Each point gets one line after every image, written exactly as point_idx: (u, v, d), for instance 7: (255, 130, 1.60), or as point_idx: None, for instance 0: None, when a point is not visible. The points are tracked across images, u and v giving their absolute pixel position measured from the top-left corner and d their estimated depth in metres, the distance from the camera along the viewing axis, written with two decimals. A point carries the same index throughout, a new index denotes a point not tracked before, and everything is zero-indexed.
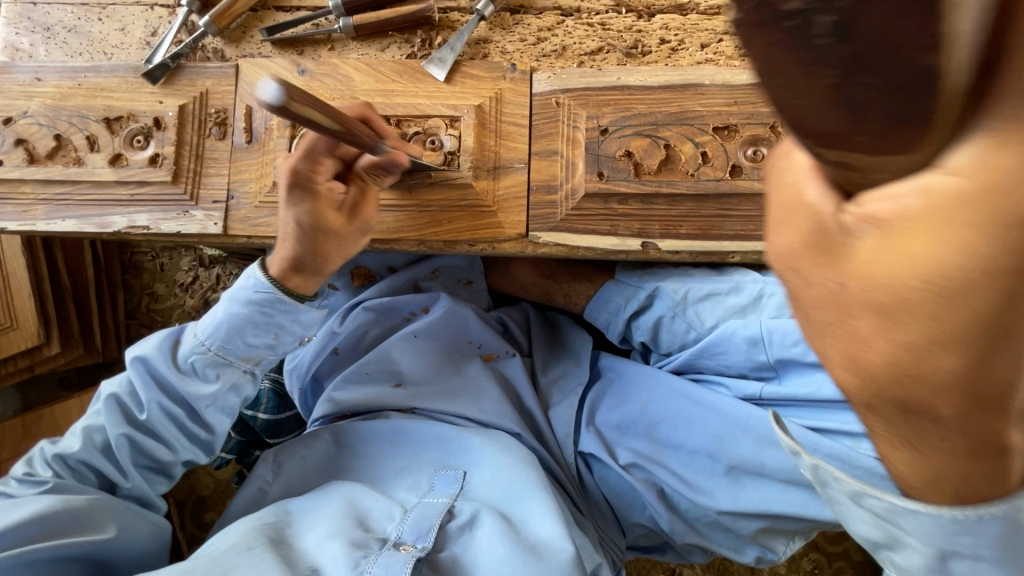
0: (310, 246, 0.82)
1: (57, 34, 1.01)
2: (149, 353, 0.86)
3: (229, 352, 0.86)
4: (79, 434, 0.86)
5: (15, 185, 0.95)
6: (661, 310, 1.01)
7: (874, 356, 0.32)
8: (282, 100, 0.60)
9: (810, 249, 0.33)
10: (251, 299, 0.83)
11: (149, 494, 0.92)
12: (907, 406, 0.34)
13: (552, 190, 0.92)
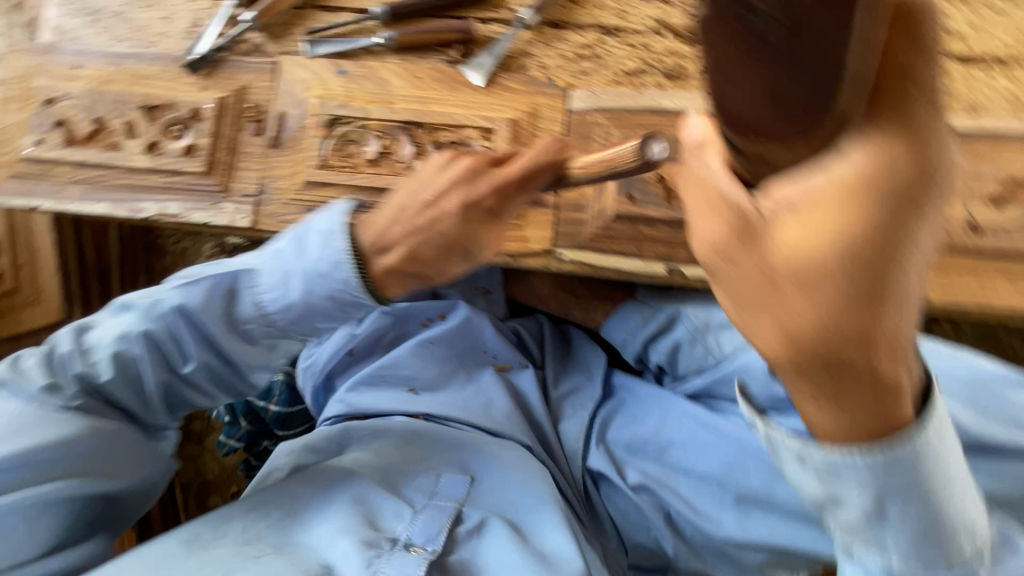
0: (435, 246, 0.75)
1: (103, 19, 1.02)
2: (196, 295, 0.72)
3: (291, 327, 0.75)
4: (108, 361, 0.75)
5: (52, 165, 0.97)
6: (681, 334, 1.02)
7: (801, 323, 0.46)
8: None
9: (736, 230, 0.50)
10: (330, 290, 0.72)
11: (169, 425, 0.87)
12: (828, 362, 0.47)
13: (581, 209, 0.92)
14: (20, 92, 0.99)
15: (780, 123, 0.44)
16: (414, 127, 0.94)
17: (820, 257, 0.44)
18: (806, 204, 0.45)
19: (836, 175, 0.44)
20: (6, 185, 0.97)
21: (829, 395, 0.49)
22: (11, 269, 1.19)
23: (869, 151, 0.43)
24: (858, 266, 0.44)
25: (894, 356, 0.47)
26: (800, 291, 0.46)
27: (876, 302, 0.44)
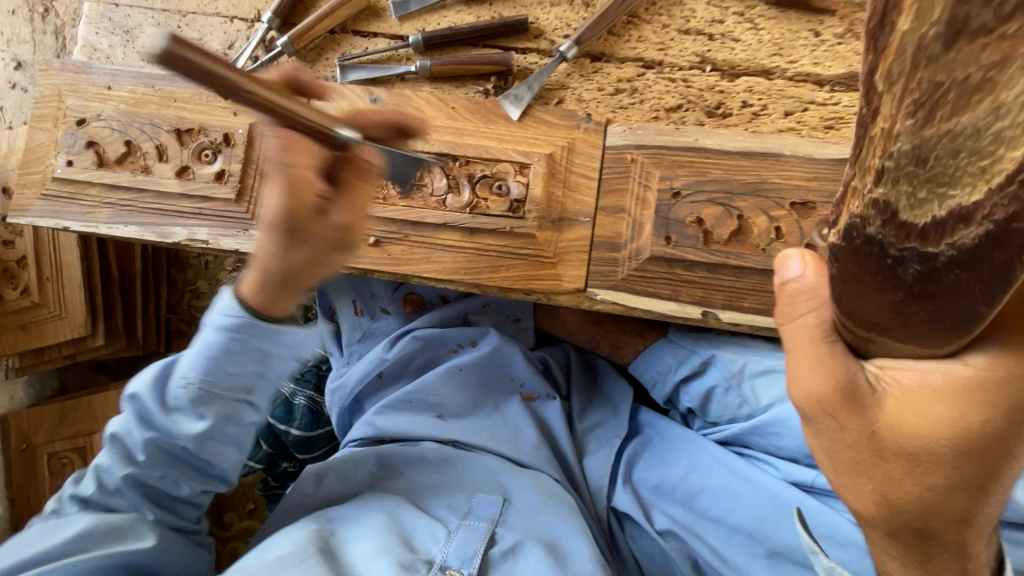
0: (282, 259, 0.72)
1: (136, 38, 1.01)
2: (138, 389, 0.86)
3: (214, 386, 0.84)
4: (90, 475, 0.90)
5: (83, 186, 0.96)
6: (715, 379, 1.01)
7: (904, 495, 0.59)
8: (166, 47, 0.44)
9: (845, 399, 0.56)
10: (224, 325, 0.81)
11: (180, 521, 0.94)
12: (913, 525, 0.61)
13: (616, 248, 0.90)
14: (51, 110, 0.98)
15: (902, 331, 0.45)
16: (448, 159, 0.92)
17: (925, 448, 0.56)
18: (927, 404, 0.53)
19: (962, 374, 0.50)
20: (36, 205, 0.96)
21: (914, 552, 0.64)
22: (36, 283, 1.18)
23: (990, 360, 0.49)
24: (960, 458, 0.56)
25: (971, 525, 0.61)
26: (908, 469, 0.57)
27: (965, 483, 0.57)
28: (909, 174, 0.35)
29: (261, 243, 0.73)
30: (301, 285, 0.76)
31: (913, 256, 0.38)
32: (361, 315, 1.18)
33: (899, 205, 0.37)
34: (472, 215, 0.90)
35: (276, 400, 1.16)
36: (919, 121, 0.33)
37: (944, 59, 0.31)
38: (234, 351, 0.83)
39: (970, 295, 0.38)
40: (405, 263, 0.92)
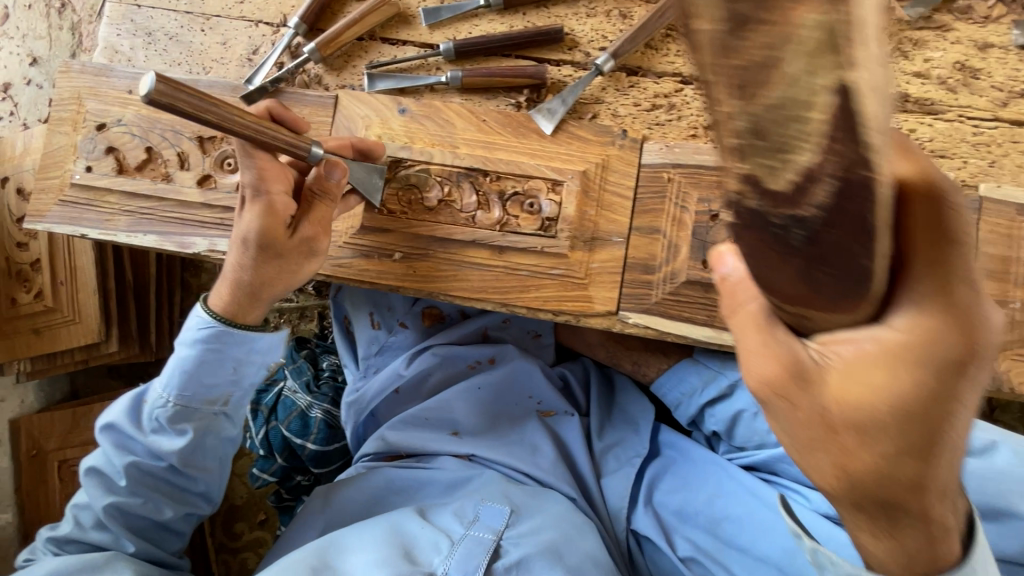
0: (256, 269, 0.81)
1: (158, 41, 0.98)
2: (113, 418, 0.89)
3: (191, 400, 0.86)
4: (71, 514, 0.90)
5: (101, 193, 0.93)
6: (743, 404, 0.97)
7: (859, 465, 0.51)
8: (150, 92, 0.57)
9: (789, 376, 0.49)
10: (197, 338, 0.84)
11: (162, 553, 0.92)
12: (881, 497, 0.52)
13: (650, 270, 0.87)
14: (71, 114, 0.96)
15: (823, 298, 0.41)
16: (478, 175, 0.89)
17: (881, 416, 0.48)
18: (868, 367, 0.45)
19: (896, 333, 0.44)
20: (53, 211, 0.94)
21: (883, 526, 0.55)
22: (49, 287, 1.16)
23: (916, 316, 0.44)
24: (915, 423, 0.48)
25: (940, 493, 0.53)
26: (862, 442, 0.49)
27: (925, 453, 0.49)
28: (758, 148, 0.34)
29: (234, 255, 0.83)
30: (272, 292, 0.84)
31: (792, 222, 0.37)
32: (378, 328, 1.13)
33: (760, 175, 0.36)
34: (502, 233, 0.88)
35: (291, 413, 1.12)
36: (743, 100, 0.32)
37: (741, 48, 0.31)
38: (210, 362, 0.85)
39: (855, 254, 0.36)
40: (432, 280, 0.89)
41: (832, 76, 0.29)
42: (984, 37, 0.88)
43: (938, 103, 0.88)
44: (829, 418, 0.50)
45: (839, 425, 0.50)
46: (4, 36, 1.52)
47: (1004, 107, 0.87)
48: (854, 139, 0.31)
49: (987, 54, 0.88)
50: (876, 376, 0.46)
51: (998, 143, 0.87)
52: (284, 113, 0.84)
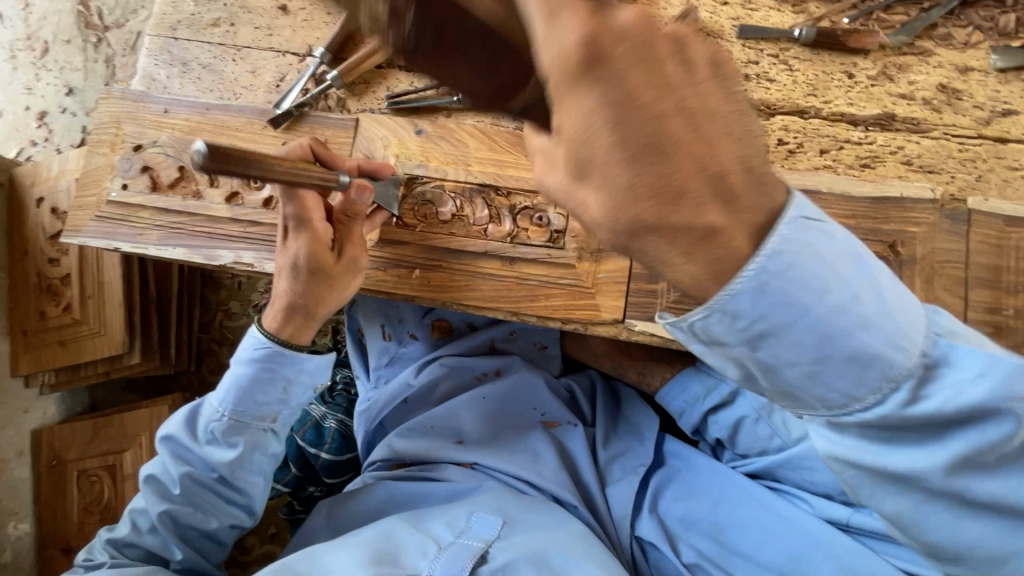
0: (307, 290, 0.87)
1: (193, 69, 1.06)
2: (172, 430, 0.92)
3: (243, 415, 0.90)
4: (126, 520, 0.94)
5: (135, 209, 0.99)
6: (744, 410, 0.98)
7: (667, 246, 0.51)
8: (202, 156, 0.63)
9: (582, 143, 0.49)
10: (253, 356, 0.88)
11: (205, 563, 0.97)
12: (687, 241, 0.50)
13: (654, 280, 0.91)
14: (109, 136, 1.03)
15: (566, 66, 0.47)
16: (490, 190, 0.94)
17: (593, 149, 0.48)
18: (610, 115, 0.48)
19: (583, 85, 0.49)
20: (89, 226, 0.99)
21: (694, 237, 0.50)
22: (78, 300, 1.21)
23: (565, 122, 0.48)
24: (625, 140, 0.47)
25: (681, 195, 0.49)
26: (607, 173, 0.48)
27: (651, 186, 0.48)
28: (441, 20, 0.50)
29: (285, 281, 0.88)
30: (322, 312, 0.90)
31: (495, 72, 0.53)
32: (390, 339, 1.16)
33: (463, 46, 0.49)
34: (512, 244, 0.92)
35: (306, 423, 1.16)
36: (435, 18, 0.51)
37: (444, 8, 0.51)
38: (264, 379, 0.89)
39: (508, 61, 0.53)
40: (445, 291, 0.93)
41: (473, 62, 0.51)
42: (965, 61, 0.94)
43: (924, 121, 0.93)
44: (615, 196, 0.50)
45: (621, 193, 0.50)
46: (43, 67, 1.61)
47: (987, 126, 0.92)
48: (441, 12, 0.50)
49: (968, 77, 0.94)
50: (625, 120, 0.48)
51: (983, 159, 0.92)
52: (324, 149, 0.88)
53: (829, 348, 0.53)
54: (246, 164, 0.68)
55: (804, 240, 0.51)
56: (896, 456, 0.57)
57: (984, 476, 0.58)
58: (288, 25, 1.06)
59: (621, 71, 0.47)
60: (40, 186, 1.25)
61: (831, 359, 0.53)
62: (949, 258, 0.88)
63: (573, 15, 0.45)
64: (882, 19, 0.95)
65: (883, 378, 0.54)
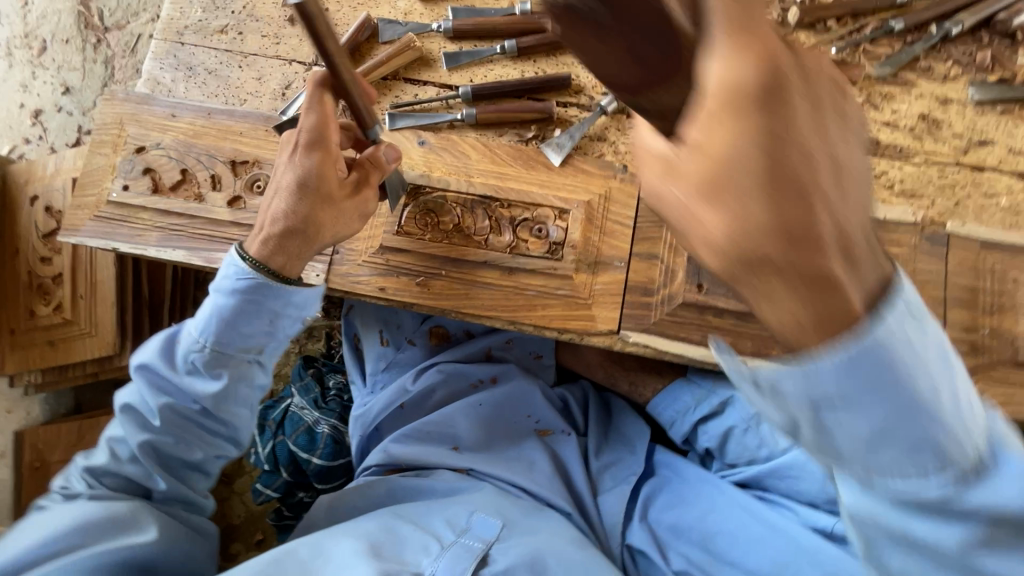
0: (309, 212, 0.85)
1: (198, 75, 1.07)
2: (148, 361, 0.89)
3: (227, 345, 0.86)
4: (104, 448, 0.92)
5: (135, 210, 0.99)
6: (734, 420, 1.01)
7: (713, 232, 0.46)
8: (301, 2, 0.67)
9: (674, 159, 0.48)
10: (236, 288, 0.84)
11: (187, 493, 0.95)
12: (751, 259, 0.44)
13: (649, 293, 0.93)
14: (112, 137, 1.03)
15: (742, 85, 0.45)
16: (491, 203, 0.97)
17: (730, 163, 0.45)
18: (704, 126, 0.46)
19: (737, 87, 0.45)
20: (88, 226, 0.99)
21: (763, 290, 0.45)
22: (70, 300, 1.20)
23: (728, 59, 0.45)
24: (767, 168, 0.44)
25: (815, 240, 0.43)
26: (736, 200, 0.44)
27: (798, 234, 0.43)
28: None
29: (285, 196, 0.85)
30: (321, 237, 0.87)
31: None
32: (387, 345, 1.17)
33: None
34: (512, 255, 0.94)
35: (299, 429, 1.16)
36: None
37: None
38: (249, 308, 0.85)
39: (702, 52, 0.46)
40: (446, 297, 0.94)
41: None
42: (945, 93, 0.99)
43: (906, 149, 0.98)
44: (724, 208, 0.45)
45: (729, 202, 0.45)
46: (39, 66, 1.61)
47: (965, 154, 0.97)
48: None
49: (947, 108, 0.99)
50: (738, 136, 0.45)
51: (961, 186, 0.96)
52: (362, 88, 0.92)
53: (837, 303, 0.43)
54: (325, 36, 0.73)
55: (898, 330, 0.44)
56: (920, 526, 0.50)
57: (1005, 560, 0.50)
58: (296, 35, 1.08)
59: (776, 115, 0.45)
60: (35, 184, 1.24)
61: (831, 376, 0.44)
62: (930, 279, 0.91)
63: (739, 57, 0.45)
64: (869, 51, 1.01)
65: (935, 451, 0.46)
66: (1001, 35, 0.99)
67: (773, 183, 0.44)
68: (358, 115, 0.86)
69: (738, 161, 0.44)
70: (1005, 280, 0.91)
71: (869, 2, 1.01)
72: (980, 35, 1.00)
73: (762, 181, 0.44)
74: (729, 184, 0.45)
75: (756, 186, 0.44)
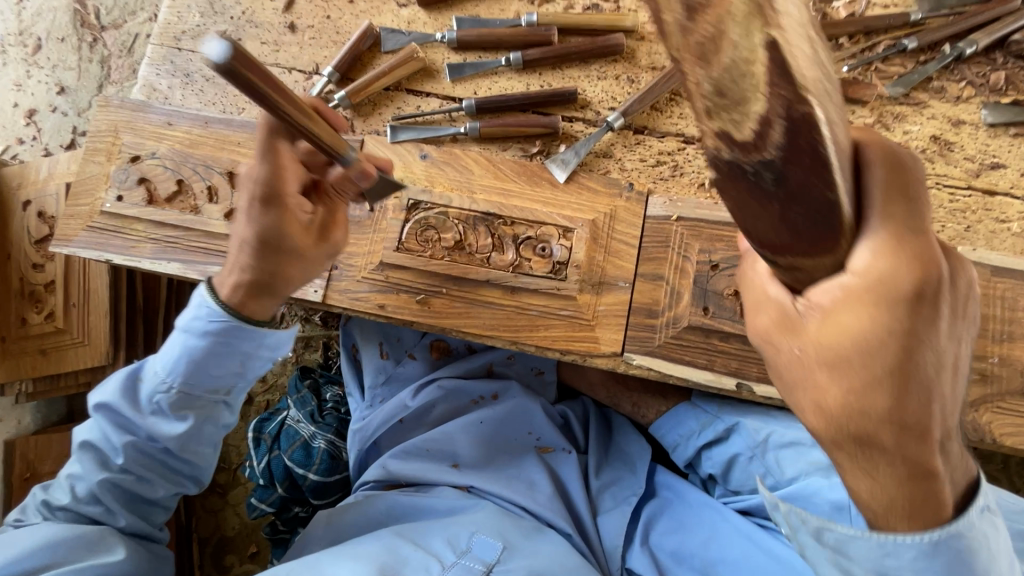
0: (269, 266, 0.80)
1: (196, 82, 1.04)
2: (108, 398, 0.86)
3: (193, 387, 0.85)
4: (62, 484, 0.89)
5: (129, 221, 0.97)
6: (739, 447, 0.99)
7: (832, 402, 0.56)
8: (226, 61, 0.53)
9: (780, 324, 0.59)
10: (206, 330, 0.82)
11: (147, 525, 0.93)
12: (861, 438, 0.56)
13: (653, 315, 0.91)
14: (106, 145, 1.00)
15: (888, 281, 0.50)
16: (493, 220, 0.95)
17: (861, 351, 0.53)
18: (834, 308, 0.53)
19: (856, 275, 0.51)
20: (80, 237, 0.97)
21: (863, 464, 0.58)
22: (62, 308, 1.18)
23: (877, 250, 0.50)
24: (892, 367, 0.53)
25: (921, 434, 0.55)
26: (859, 380, 0.54)
27: (915, 430, 0.55)
28: (720, 104, 0.42)
29: (243, 253, 0.80)
30: (288, 287, 0.84)
31: (762, 167, 0.44)
32: (387, 358, 1.14)
33: (730, 131, 0.43)
34: (515, 274, 0.93)
35: (294, 443, 1.13)
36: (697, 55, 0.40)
37: (695, 28, 0.39)
38: (218, 351, 0.83)
39: (815, 183, 0.45)
40: (445, 317, 0.92)
41: (766, 34, 0.38)
42: (957, 115, 0.97)
43: None
44: (842, 380, 0.55)
45: (852, 378, 0.54)
46: (34, 65, 1.58)
47: (976, 178, 0.96)
48: (789, 82, 0.40)
49: (959, 130, 0.97)
50: (875, 318, 0.52)
51: (972, 211, 0.95)
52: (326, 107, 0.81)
53: (921, 479, 0.57)
54: (262, 85, 0.57)
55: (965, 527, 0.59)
56: None
57: None
58: (296, 42, 1.06)
59: (911, 314, 0.51)
60: (27, 189, 1.21)
61: (912, 552, 0.60)
62: None
63: (884, 250, 0.50)
64: (880, 70, 0.99)
65: None
66: (1015, 56, 0.98)
67: (902, 381, 0.53)
68: (323, 144, 0.68)
69: (867, 353, 0.53)
70: (1017, 308, 0.90)
71: (882, 19, 0.99)
72: (994, 56, 0.98)
73: (889, 374, 0.53)
74: (856, 363, 0.53)
75: (874, 380, 0.54)
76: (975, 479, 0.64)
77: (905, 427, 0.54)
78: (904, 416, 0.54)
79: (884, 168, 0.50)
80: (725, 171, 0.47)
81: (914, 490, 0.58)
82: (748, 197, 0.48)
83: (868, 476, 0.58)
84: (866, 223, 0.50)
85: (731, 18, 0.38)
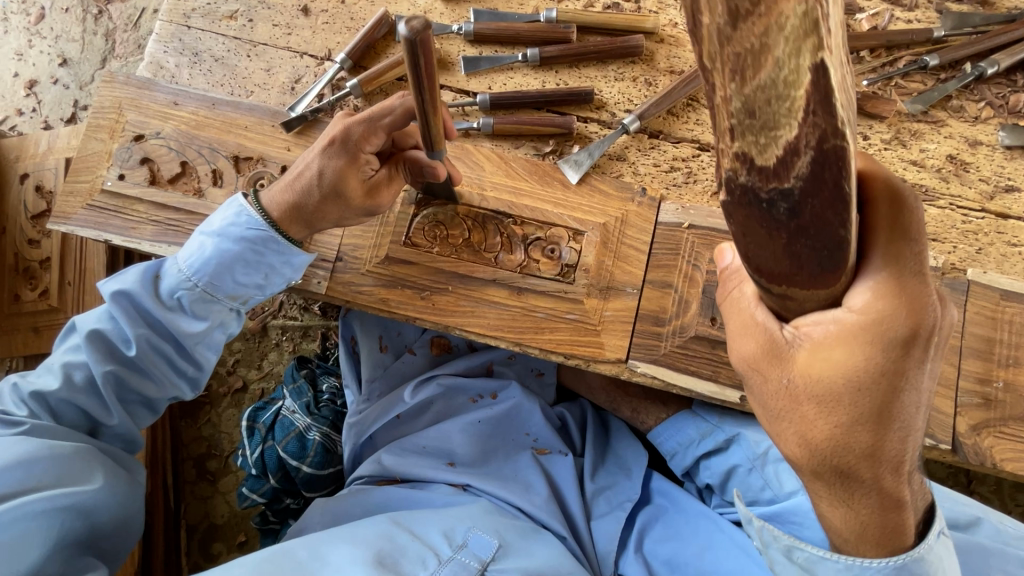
0: (316, 201, 0.84)
1: (204, 62, 1.02)
2: (128, 286, 0.85)
3: (218, 289, 0.86)
4: (57, 372, 0.85)
5: (130, 201, 0.95)
6: (739, 459, 0.99)
7: (818, 436, 0.60)
8: (412, 38, 0.55)
9: (765, 353, 0.60)
10: (243, 235, 0.84)
11: (134, 429, 0.93)
12: (841, 472, 0.61)
13: (660, 323, 0.90)
14: (109, 122, 0.98)
15: (880, 323, 0.54)
16: (503, 219, 0.94)
17: (848, 389, 0.57)
18: (827, 343, 0.56)
19: (850, 313, 0.54)
20: (79, 215, 0.94)
21: (840, 494, 0.63)
22: (57, 286, 1.15)
23: (874, 291, 0.53)
24: (874, 407, 0.57)
25: (894, 467, 0.61)
26: (843, 416, 0.58)
27: (887, 463, 0.60)
28: (749, 127, 0.39)
29: (302, 180, 0.84)
30: (321, 225, 0.87)
31: (778, 196, 0.42)
32: (386, 352, 1.13)
33: (752, 154, 0.41)
34: (522, 275, 0.92)
35: (289, 434, 1.11)
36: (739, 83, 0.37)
37: (738, 36, 0.35)
38: (246, 258, 0.85)
39: (830, 221, 0.44)
40: (449, 314, 0.91)
41: (815, 56, 0.35)
42: (974, 135, 0.96)
43: (932, 190, 0.95)
44: (828, 414, 0.59)
45: (838, 413, 0.58)
46: (36, 35, 1.55)
47: (991, 201, 0.95)
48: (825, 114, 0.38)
49: (976, 151, 0.96)
50: (863, 354, 0.55)
51: (984, 233, 0.94)
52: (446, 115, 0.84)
53: (891, 511, 0.63)
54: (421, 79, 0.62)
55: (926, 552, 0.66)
56: None
57: None
58: (308, 26, 1.03)
59: (898, 357, 0.56)
60: (25, 162, 1.18)
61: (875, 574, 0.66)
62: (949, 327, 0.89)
63: (877, 293, 0.53)
64: (900, 85, 0.98)
65: None
66: None
67: (881, 418, 0.58)
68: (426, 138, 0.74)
69: (856, 390, 0.57)
70: None
71: (905, 34, 0.98)
72: (1014, 77, 0.97)
73: (871, 410, 0.58)
74: (840, 398, 0.58)
75: (855, 416, 0.58)
76: (931, 506, 0.68)
77: (879, 459, 0.60)
78: (881, 450, 0.59)
79: (887, 204, 0.52)
80: (737, 195, 0.45)
81: (885, 519, 0.64)
82: (757, 226, 0.46)
83: (840, 501, 0.64)
84: (864, 267, 0.53)
85: (779, 30, 0.34)
